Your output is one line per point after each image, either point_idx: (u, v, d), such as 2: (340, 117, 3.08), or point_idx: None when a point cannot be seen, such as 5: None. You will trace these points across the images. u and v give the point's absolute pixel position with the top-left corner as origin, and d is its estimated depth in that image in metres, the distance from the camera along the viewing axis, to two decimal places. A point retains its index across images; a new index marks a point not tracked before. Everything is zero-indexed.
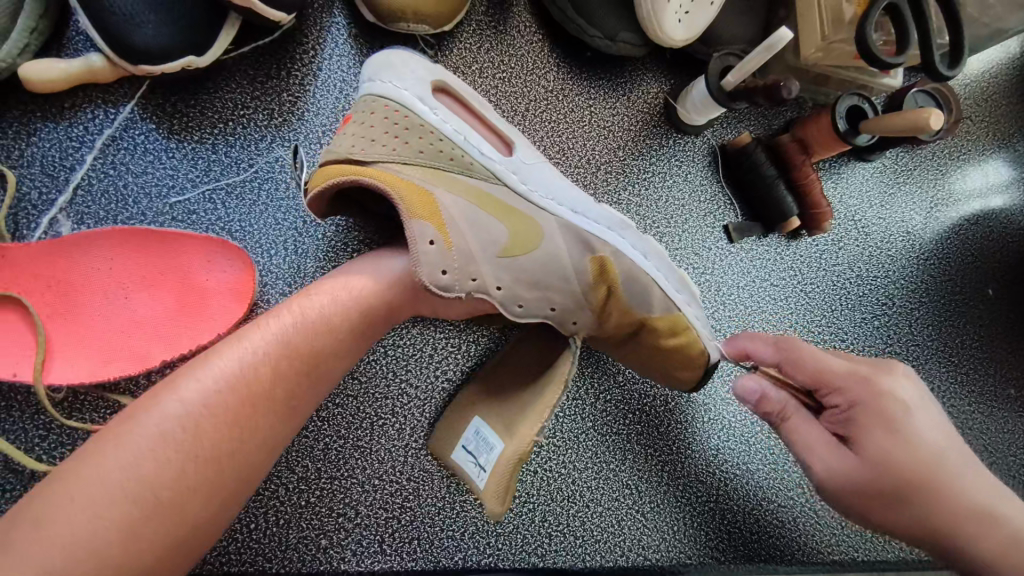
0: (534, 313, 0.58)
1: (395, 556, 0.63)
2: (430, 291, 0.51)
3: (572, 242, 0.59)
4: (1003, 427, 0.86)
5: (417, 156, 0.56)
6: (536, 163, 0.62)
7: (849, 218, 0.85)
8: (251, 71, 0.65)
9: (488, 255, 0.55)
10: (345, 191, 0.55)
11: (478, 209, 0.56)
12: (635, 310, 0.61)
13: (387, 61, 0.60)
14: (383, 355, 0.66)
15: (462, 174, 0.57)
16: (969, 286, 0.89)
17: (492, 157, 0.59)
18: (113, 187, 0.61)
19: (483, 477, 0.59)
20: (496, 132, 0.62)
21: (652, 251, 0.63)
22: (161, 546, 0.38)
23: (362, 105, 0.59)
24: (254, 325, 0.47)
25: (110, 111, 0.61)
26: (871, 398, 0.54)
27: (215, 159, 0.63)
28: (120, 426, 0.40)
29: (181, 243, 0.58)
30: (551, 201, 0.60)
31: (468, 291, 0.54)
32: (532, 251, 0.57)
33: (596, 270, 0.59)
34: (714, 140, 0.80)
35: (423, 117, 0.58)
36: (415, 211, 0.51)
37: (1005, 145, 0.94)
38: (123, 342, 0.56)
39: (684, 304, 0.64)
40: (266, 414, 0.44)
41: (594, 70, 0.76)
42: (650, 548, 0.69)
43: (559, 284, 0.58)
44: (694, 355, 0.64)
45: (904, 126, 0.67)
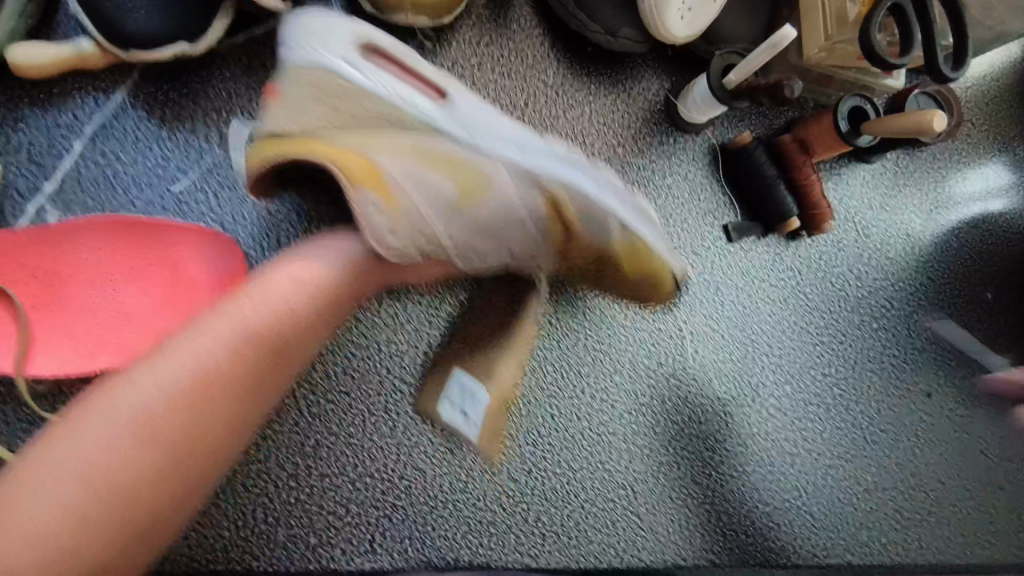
0: (492, 259, 0.58)
1: (385, 555, 0.62)
2: (382, 255, 0.51)
3: (523, 182, 0.56)
4: (1000, 431, 0.86)
5: (350, 122, 0.55)
6: (478, 106, 0.59)
7: (849, 220, 0.84)
8: (246, 59, 0.64)
9: (439, 213, 0.53)
10: (288, 167, 0.54)
11: (421, 165, 0.53)
12: (593, 239, 0.60)
13: (303, 23, 0.56)
14: (363, 331, 0.65)
15: (403, 134, 0.55)
16: (969, 290, 0.89)
17: (431, 112, 0.57)
18: (102, 176, 0.59)
19: (469, 424, 0.58)
20: (428, 82, 0.59)
21: (608, 184, 0.61)
22: (125, 534, 0.39)
23: (286, 74, 0.56)
24: (215, 306, 0.46)
25: (100, 98, 0.60)
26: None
27: (207, 149, 0.62)
28: (80, 413, 0.40)
29: (169, 234, 0.58)
30: (499, 144, 0.57)
31: (423, 251, 0.54)
32: (483, 199, 0.55)
33: (550, 210, 0.57)
34: (714, 139, 0.79)
35: (353, 79, 0.55)
36: (355, 178, 0.49)
37: (1005, 149, 0.94)
38: (109, 333, 0.55)
39: (642, 229, 0.61)
40: (230, 395, 0.44)
41: (594, 66, 0.75)
42: (644, 550, 0.69)
43: (515, 231, 0.57)
44: (656, 267, 0.63)
45: (907, 127, 0.67)
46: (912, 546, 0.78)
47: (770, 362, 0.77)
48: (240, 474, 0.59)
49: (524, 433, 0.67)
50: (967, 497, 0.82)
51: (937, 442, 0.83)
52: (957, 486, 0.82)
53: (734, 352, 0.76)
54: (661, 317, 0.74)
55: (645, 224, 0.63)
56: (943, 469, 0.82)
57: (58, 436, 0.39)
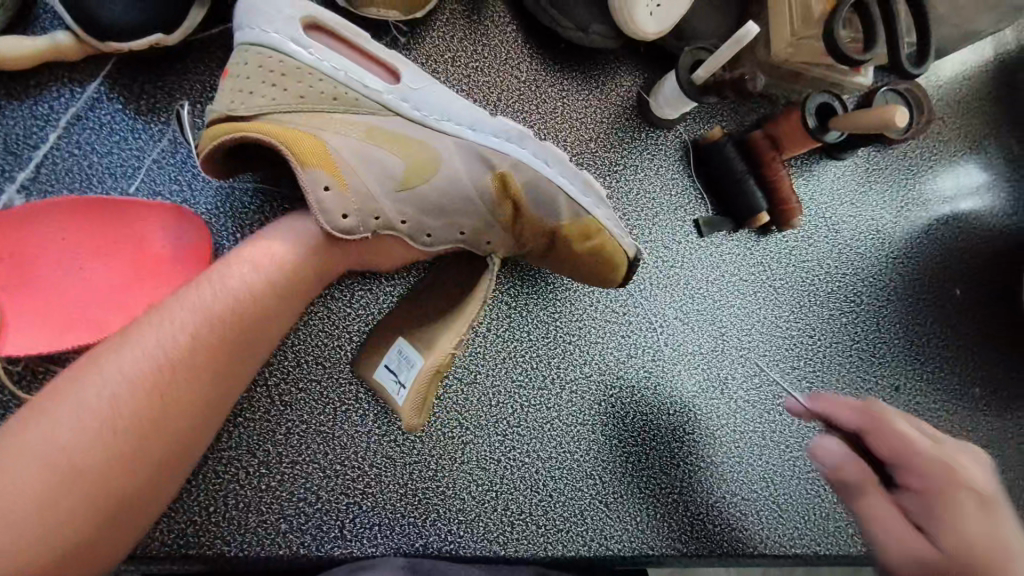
0: (443, 239, 0.60)
1: (355, 542, 0.63)
2: (333, 234, 0.53)
3: (470, 160, 0.59)
4: (966, 425, 0.88)
5: (298, 101, 0.55)
6: (427, 85, 0.61)
7: (819, 216, 0.86)
8: (221, 52, 0.65)
9: (386, 191, 0.55)
10: (239, 148, 0.55)
11: (368, 143, 0.55)
12: (544, 221, 0.62)
13: (255, 6, 0.58)
14: (327, 309, 0.66)
15: (348, 111, 0.56)
16: (938, 286, 0.90)
17: (377, 88, 0.58)
18: (77, 166, 0.60)
19: (401, 393, 0.59)
20: (379, 63, 0.61)
21: (552, 158, 0.63)
22: (99, 516, 0.40)
23: (238, 55, 0.57)
24: (180, 295, 0.47)
25: (76, 89, 0.61)
26: (963, 467, 0.51)
27: (182, 141, 0.63)
28: (53, 400, 0.41)
29: (133, 211, 0.59)
30: (446, 123, 0.60)
31: (372, 229, 0.55)
32: (430, 178, 0.57)
33: (497, 186, 0.59)
34: (686, 135, 0.80)
35: (301, 58, 0.57)
36: (305, 157, 0.51)
37: (976, 148, 0.95)
38: (78, 309, 0.57)
39: (591, 207, 0.63)
40: (199, 379, 0.45)
41: (567, 62, 0.76)
42: (612, 538, 0.70)
43: (464, 207, 0.59)
44: (613, 254, 0.65)
45: (872, 124, 0.68)
46: None
47: (740, 355, 0.79)
48: (211, 461, 0.60)
49: (494, 422, 0.68)
50: None
51: None
52: None
53: (703, 344, 0.78)
54: (632, 309, 0.75)
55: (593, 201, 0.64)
56: None
57: (27, 422, 0.40)
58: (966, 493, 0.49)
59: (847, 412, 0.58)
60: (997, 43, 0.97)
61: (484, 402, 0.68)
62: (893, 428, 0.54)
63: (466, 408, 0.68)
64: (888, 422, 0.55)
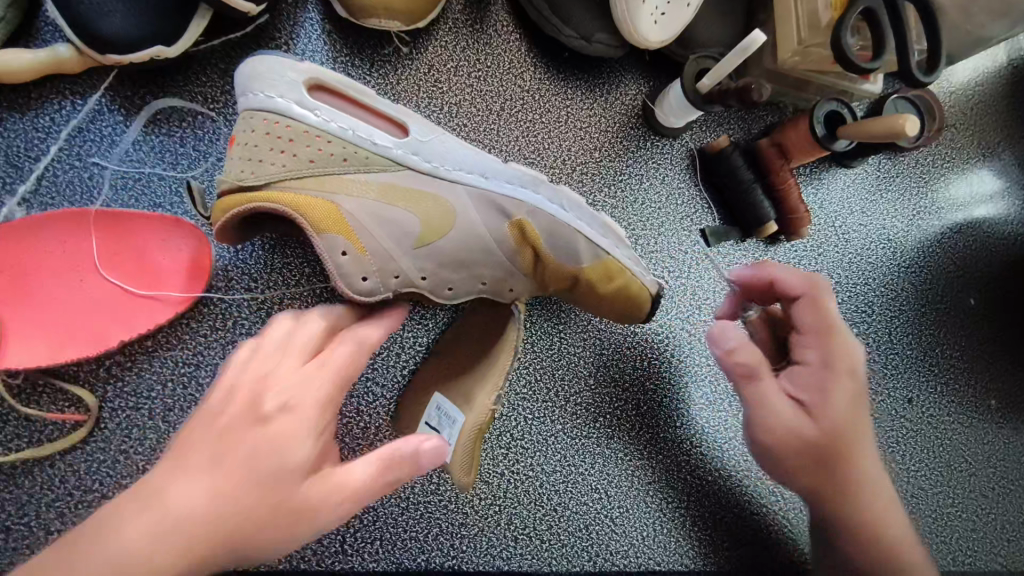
0: (465, 291, 0.60)
1: (355, 557, 0.62)
2: (352, 298, 0.54)
3: (486, 210, 0.58)
4: (983, 438, 0.87)
5: (308, 165, 0.54)
6: (437, 136, 0.59)
7: (829, 225, 0.84)
8: (222, 65, 0.65)
9: (404, 249, 0.56)
10: (252, 219, 0.53)
11: (383, 204, 0.55)
12: (564, 266, 0.61)
13: (254, 69, 0.55)
14: None
15: (361, 170, 0.55)
16: (952, 295, 0.89)
17: (387, 143, 0.56)
18: (78, 178, 0.60)
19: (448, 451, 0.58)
20: (386, 117, 0.59)
21: (565, 200, 0.61)
22: None
23: (242, 121, 0.55)
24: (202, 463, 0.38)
25: (77, 102, 0.61)
26: (851, 354, 0.63)
27: (183, 152, 0.63)
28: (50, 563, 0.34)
29: (134, 224, 0.59)
30: (460, 173, 0.58)
31: (393, 288, 0.56)
32: (447, 233, 0.57)
33: (516, 233, 0.59)
34: (693, 144, 0.79)
35: (308, 120, 0.55)
36: (322, 224, 0.52)
37: (991, 154, 0.93)
38: (77, 321, 0.57)
39: (610, 248, 0.62)
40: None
41: (572, 70, 0.75)
42: (618, 554, 0.69)
43: (484, 259, 0.59)
44: (632, 292, 0.64)
45: (881, 133, 0.67)
46: None
47: None
48: None
49: (498, 435, 0.67)
50: (949, 504, 0.83)
51: (919, 449, 0.83)
52: (939, 493, 0.83)
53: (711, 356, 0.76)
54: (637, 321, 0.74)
55: (610, 242, 0.62)
56: (927, 477, 0.83)
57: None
58: (841, 382, 0.62)
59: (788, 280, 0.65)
60: (1010, 49, 0.96)
61: None
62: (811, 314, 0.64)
63: None
64: (817, 310, 0.64)
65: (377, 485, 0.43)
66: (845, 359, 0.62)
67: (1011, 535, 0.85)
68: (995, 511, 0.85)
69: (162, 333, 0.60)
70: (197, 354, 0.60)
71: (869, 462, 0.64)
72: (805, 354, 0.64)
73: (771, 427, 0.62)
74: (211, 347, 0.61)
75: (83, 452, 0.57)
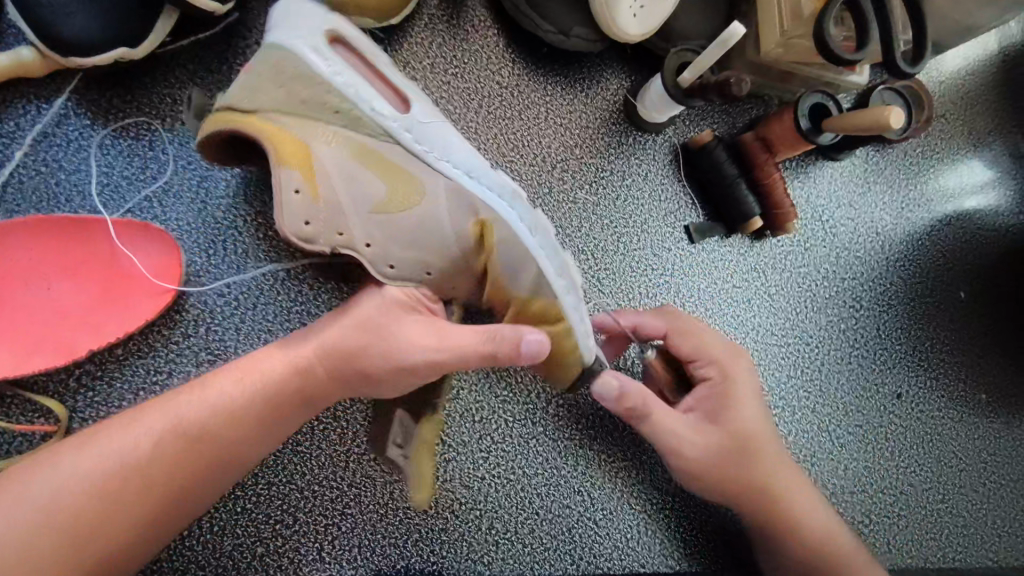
0: (406, 279, 0.56)
1: (334, 565, 0.61)
2: (289, 239, 0.52)
3: (456, 207, 0.54)
4: (973, 433, 0.86)
5: (299, 105, 0.52)
6: (440, 125, 0.56)
7: (816, 219, 0.83)
8: (191, 65, 0.63)
9: (359, 211, 0.53)
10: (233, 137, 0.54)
11: (355, 165, 0.53)
12: (506, 286, 0.57)
13: (288, 7, 0.54)
14: (303, 325, 0.63)
15: (348, 128, 0.53)
16: (942, 289, 0.88)
17: (385, 113, 0.53)
18: (44, 184, 0.59)
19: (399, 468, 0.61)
20: (398, 91, 0.57)
21: (540, 226, 0.56)
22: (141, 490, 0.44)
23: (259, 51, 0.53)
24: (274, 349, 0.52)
25: (42, 106, 0.59)
26: (736, 363, 0.66)
27: (152, 156, 0.61)
28: (171, 400, 0.48)
29: (100, 231, 0.58)
30: (445, 163, 0.55)
31: (333, 246, 0.54)
32: (410, 211, 0.54)
33: (478, 235, 0.55)
34: (676, 139, 0.78)
35: (316, 68, 0.51)
36: (286, 159, 0.51)
37: (982, 144, 0.92)
38: (45, 331, 0.56)
39: (560, 292, 0.56)
40: (256, 422, 0.49)
41: (551, 65, 0.74)
42: (602, 557, 0.68)
43: (437, 248, 0.55)
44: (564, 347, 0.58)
45: (866, 125, 0.66)
46: (883, 550, 0.78)
47: None
48: None
49: (479, 438, 0.66)
50: (939, 500, 0.82)
51: (908, 445, 0.82)
52: (929, 489, 0.82)
53: None
54: None
55: (567, 288, 0.57)
56: (916, 473, 0.82)
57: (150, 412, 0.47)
58: (735, 386, 0.65)
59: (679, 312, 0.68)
60: (1002, 37, 0.94)
61: (467, 415, 0.66)
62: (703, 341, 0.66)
63: (448, 425, 0.66)
64: (707, 337, 0.67)
65: (472, 350, 0.53)
66: (737, 365, 0.66)
67: (1003, 530, 0.84)
68: (985, 506, 0.84)
69: (133, 341, 0.59)
70: (170, 362, 0.59)
71: (783, 471, 0.65)
72: (700, 371, 0.66)
73: (684, 451, 0.62)
74: (183, 355, 0.60)
75: None
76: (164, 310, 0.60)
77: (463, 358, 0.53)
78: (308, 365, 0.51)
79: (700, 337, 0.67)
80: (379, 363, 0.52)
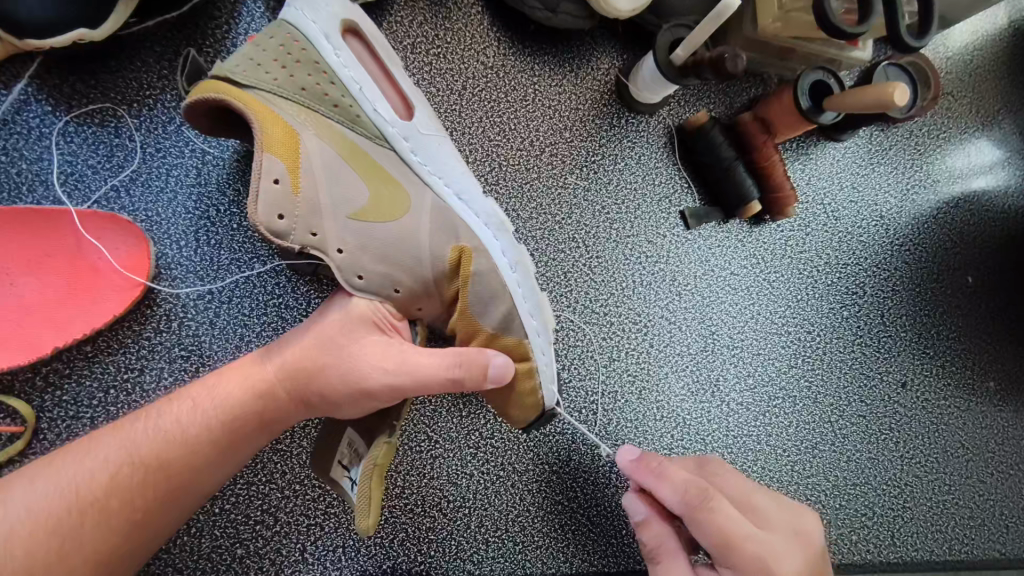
0: (375, 292, 0.52)
1: (317, 565, 0.59)
2: (258, 231, 0.47)
3: (439, 225, 0.54)
4: (981, 421, 0.83)
5: (299, 92, 0.52)
6: (437, 137, 0.57)
7: (817, 202, 0.80)
8: (159, 48, 0.60)
9: (337, 212, 0.50)
10: (222, 113, 0.51)
11: (343, 163, 0.51)
12: (473, 314, 0.55)
13: None
14: (281, 318, 0.60)
15: (345, 123, 0.53)
16: (949, 274, 0.85)
17: (386, 116, 0.54)
18: (5, 174, 0.56)
19: (353, 488, 0.51)
20: (400, 91, 0.57)
21: (520, 262, 0.57)
22: (92, 522, 0.42)
23: (269, 28, 0.54)
24: (232, 369, 0.49)
25: (0, 92, 0.57)
26: (774, 548, 0.48)
27: (119, 144, 0.59)
28: (122, 428, 0.46)
29: (65, 222, 0.56)
30: (436, 178, 0.56)
31: (304, 245, 0.49)
32: (389, 222, 0.52)
33: (454, 261, 0.54)
34: (670, 120, 0.74)
35: (326, 58, 0.53)
36: (272, 145, 0.47)
37: (991, 122, 0.88)
38: (9, 328, 0.54)
39: (530, 329, 0.56)
40: (217, 444, 0.47)
41: (538, 45, 0.71)
42: (596, 554, 0.66)
43: (410, 266, 0.52)
44: (523, 380, 0.56)
45: (869, 103, 0.62)
46: (886, 543, 0.75)
47: (732, 354, 0.74)
48: None
49: (466, 434, 0.64)
50: (945, 491, 0.80)
51: (913, 435, 0.80)
52: (935, 480, 0.79)
53: (691, 345, 0.72)
54: (613, 310, 0.70)
55: (537, 328, 0.57)
56: (921, 463, 0.79)
57: (102, 442, 0.45)
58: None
59: (670, 489, 0.50)
60: (1011, 10, 0.90)
61: (454, 410, 0.64)
62: (713, 527, 0.48)
63: (435, 421, 0.63)
64: (711, 521, 0.48)
65: (439, 378, 0.49)
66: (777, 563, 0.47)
67: (1011, 521, 0.82)
68: (992, 497, 0.82)
69: (102, 338, 0.57)
70: (141, 359, 0.57)
71: None
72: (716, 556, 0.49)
73: None
74: (155, 351, 0.57)
75: (20, 465, 0.54)
76: (134, 305, 0.57)
77: (428, 383, 0.48)
78: (268, 386, 0.48)
79: (704, 527, 0.48)
80: (339, 385, 0.48)
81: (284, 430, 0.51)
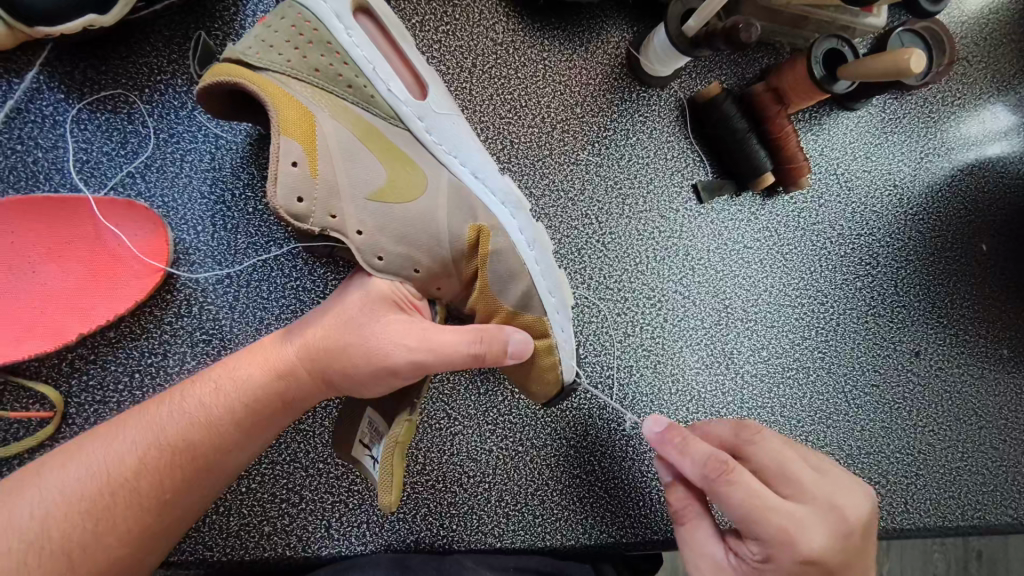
0: (395, 272, 0.52)
1: (343, 541, 0.61)
2: (278, 213, 0.47)
3: (456, 204, 0.54)
4: (994, 388, 0.83)
5: (313, 73, 0.52)
6: (451, 115, 0.57)
7: (831, 172, 0.79)
8: (168, 32, 0.60)
9: (356, 194, 0.50)
10: (236, 98, 0.51)
11: (359, 144, 0.51)
12: (493, 294, 0.55)
13: None
14: (299, 301, 0.61)
15: (359, 105, 0.53)
16: (964, 242, 0.84)
17: (400, 95, 0.54)
18: (21, 163, 0.57)
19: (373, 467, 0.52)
20: (412, 70, 0.56)
21: (538, 239, 0.57)
22: (121, 505, 0.43)
23: (280, 8, 0.54)
24: (253, 351, 0.50)
25: (12, 81, 0.57)
26: (803, 523, 0.46)
27: (132, 130, 0.59)
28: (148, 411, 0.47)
29: (83, 210, 0.56)
30: (451, 157, 0.56)
31: (324, 227, 0.49)
32: (407, 203, 0.52)
33: (473, 240, 0.54)
34: (682, 93, 0.74)
35: (339, 37, 0.53)
36: (288, 127, 0.47)
37: (1008, 87, 0.87)
38: (34, 315, 0.55)
39: (550, 308, 0.57)
40: (241, 425, 0.47)
41: (548, 19, 0.70)
42: (614, 525, 0.67)
43: (429, 245, 0.53)
44: (545, 356, 0.57)
45: (883, 69, 0.61)
46: (899, 510, 0.76)
47: (746, 328, 0.74)
48: None
49: (485, 411, 0.65)
50: (958, 458, 0.80)
51: (927, 404, 0.80)
52: (948, 448, 0.80)
53: (705, 319, 0.73)
54: (627, 285, 0.70)
55: (556, 305, 0.57)
56: (935, 431, 0.80)
57: (130, 425, 0.46)
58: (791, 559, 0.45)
59: (691, 463, 0.50)
60: None
61: (471, 388, 0.65)
62: (736, 499, 0.47)
63: (453, 399, 0.64)
64: (733, 494, 0.47)
65: (460, 354, 0.49)
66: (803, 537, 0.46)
67: None
68: (1006, 463, 0.82)
69: (125, 323, 0.57)
70: (164, 343, 0.58)
71: None
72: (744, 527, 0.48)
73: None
74: (177, 335, 0.58)
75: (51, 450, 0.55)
76: (155, 292, 0.57)
77: (450, 361, 0.49)
78: (289, 366, 0.49)
79: (727, 500, 0.47)
80: (362, 364, 0.48)
81: (305, 410, 0.51)
